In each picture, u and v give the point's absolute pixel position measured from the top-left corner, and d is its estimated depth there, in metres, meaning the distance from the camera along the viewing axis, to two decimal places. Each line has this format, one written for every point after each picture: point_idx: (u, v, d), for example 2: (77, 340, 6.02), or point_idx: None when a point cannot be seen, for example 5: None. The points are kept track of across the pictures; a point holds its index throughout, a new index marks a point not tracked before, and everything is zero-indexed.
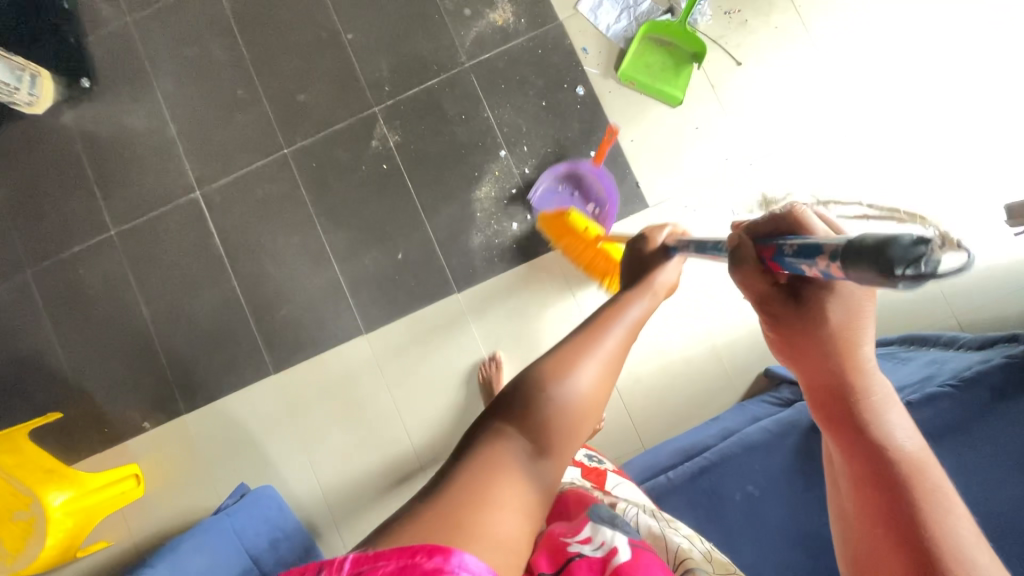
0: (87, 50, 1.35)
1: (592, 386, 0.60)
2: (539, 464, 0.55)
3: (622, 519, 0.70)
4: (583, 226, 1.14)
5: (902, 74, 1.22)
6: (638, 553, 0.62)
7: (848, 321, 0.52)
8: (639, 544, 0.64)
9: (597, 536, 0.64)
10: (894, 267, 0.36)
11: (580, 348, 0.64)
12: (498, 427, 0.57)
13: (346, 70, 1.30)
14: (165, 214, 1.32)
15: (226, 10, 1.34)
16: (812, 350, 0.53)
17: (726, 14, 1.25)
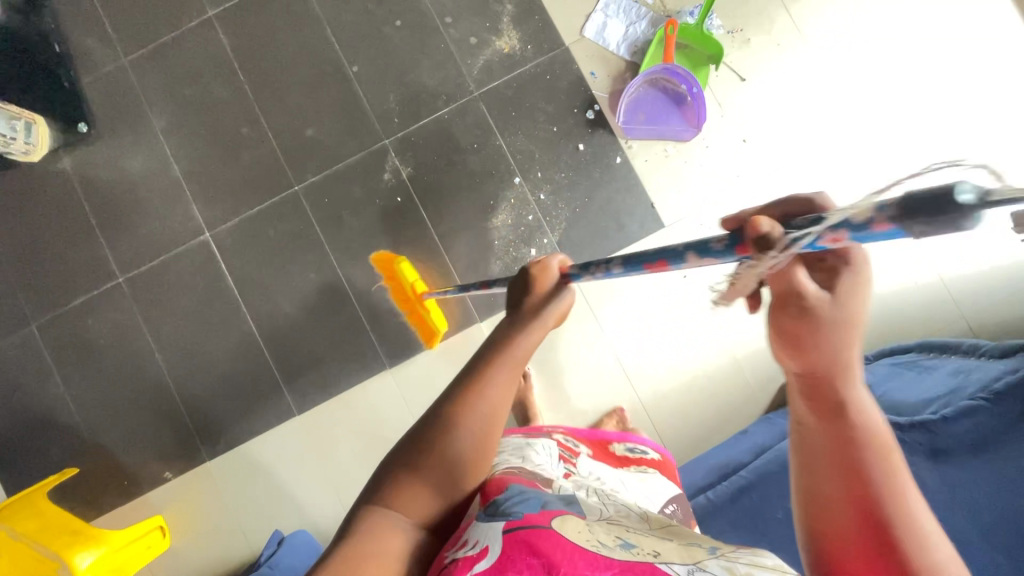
0: (82, 94, 1.31)
1: (477, 438, 0.59)
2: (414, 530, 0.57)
3: (518, 500, 0.58)
4: (410, 277, 1.20)
5: (898, 87, 1.27)
6: (511, 545, 0.52)
7: (856, 309, 0.43)
8: (523, 531, 0.53)
9: (471, 536, 0.54)
10: (967, 200, 0.30)
11: (461, 409, 0.59)
12: (375, 509, 0.56)
13: (353, 103, 1.29)
14: (174, 258, 1.30)
15: (226, 48, 1.31)
16: (815, 337, 0.44)
17: (730, 33, 1.26)
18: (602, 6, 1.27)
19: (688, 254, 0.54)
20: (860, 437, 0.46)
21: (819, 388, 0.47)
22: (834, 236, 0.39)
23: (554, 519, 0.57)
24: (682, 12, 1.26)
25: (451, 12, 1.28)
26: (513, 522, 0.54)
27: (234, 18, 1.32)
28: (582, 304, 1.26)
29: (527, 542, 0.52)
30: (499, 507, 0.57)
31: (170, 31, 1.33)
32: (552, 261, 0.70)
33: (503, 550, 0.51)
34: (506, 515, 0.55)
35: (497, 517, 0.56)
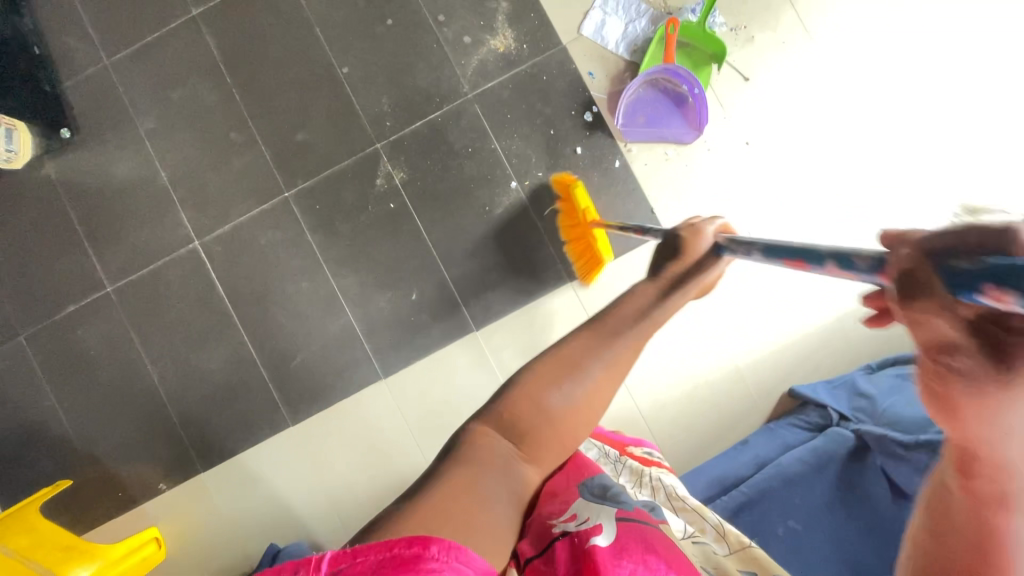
0: (64, 99, 1.28)
1: (593, 391, 0.53)
2: (519, 469, 0.54)
3: (620, 492, 0.64)
4: (584, 205, 1.14)
5: (908, 85, 1.23)
6: (629, 534, 0.57)
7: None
8: (637, 525, 0.58)
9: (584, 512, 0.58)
10: None
11: (591, 356, 0.53)
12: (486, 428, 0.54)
13: (344, 106, 1.25)
14: (164, 267, 1.27)
15: (212, 48, 1.27)
16: (989, 411, 0.34)
17: (733, 31, 1.21)
18: (600, 3, 1.22)
19: (829, 261, 0.54)
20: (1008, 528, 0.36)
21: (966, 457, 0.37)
22: (998, 296, 0.30)
23: (658, 521, 0.62)
24: (683, 9, 1.21)
25: (444, 10, 1.24)
26: (624, 512, 0.60)
27: (220, 17, 1.27)
28: (580, 312, 1.22)
29: (643, 537, 0.57)
30: (608, 494, 0.62)
31: (153, 31, 1.28)
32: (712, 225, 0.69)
33: (619, 535, 0.56)
34: (618, 504, 0.61)
35: (608, 501, 0.61)
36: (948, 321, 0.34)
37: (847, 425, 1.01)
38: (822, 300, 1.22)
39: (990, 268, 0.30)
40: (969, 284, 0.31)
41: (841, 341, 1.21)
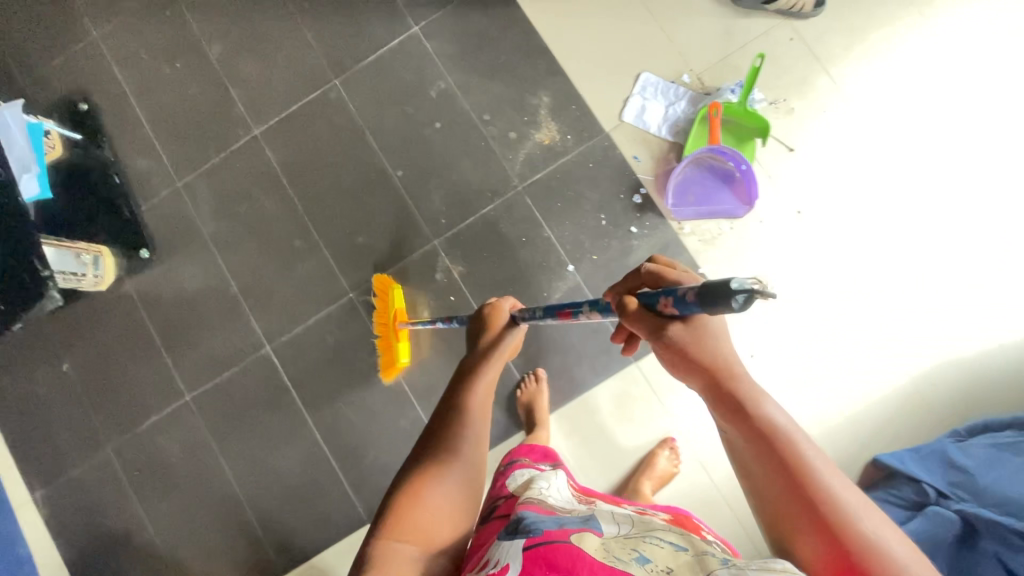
0: (142, 222, 1.37)
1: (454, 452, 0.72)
2: (423, 559, 0.61)
3: (539, 521, 0.60)
4: (398, 304, 1.21)
5: (954, 142, 1.24)
6: (532, 562, 0.54)
7: (713, 342, 0.62)
8: (542, 548, 0.55)
9: (493, 558, 0.56)
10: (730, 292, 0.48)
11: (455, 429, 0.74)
12: (395, 524, 0.62)
13: (400, 207, 1.31)
14: (238, 373, 1.32)
15: (274, 163, 1.36)
16: (695, 358, 0.61)
17: (772, 104, 1.24)
18: (639, 90, 1.27)
19: (586, 307, 0.75)
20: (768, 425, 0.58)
21: (720, 397, 0.61)
22: (666, 303, 0.58)
23: (574, 534, 0.59)
24: (723, 88, 1.23)
25: (489, 109, 1.30)
26: (533, 541, 0.56)
27: (279, 134, 1.36)
28: (648, 391, 1.23)
29: (547, 558, 0.54)
30: (520, 526, 0.59)
31: (219, 152, 1.37)
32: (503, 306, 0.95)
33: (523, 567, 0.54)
34: (527, 533, 0.58)
35: (517, 535, 0.58)
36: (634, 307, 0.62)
37: (948, 505, 0.97)
38: (895, 364, 1.18)
39: (664, 293, 0.59)
40: (655, 297, 0.60)
41: (921, 406, 1.17)
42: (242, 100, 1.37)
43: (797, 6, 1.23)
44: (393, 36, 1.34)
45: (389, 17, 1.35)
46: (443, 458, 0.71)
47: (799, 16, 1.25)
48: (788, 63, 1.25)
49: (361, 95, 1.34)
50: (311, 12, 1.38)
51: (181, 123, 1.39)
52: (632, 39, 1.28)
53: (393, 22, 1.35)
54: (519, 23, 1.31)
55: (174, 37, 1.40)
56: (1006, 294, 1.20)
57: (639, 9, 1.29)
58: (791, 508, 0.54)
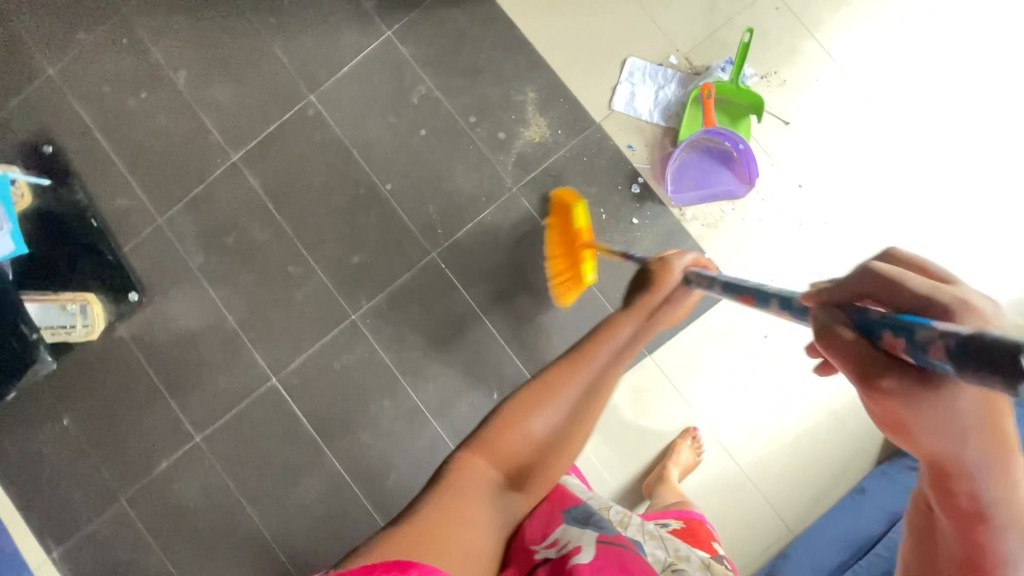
0: (126, 264, 1.31)
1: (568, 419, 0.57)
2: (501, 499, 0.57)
3: (604, 519, 0.66)
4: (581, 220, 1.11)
5: (949, 98, 1.22)
6: (606, 556, 0.59)
7: (987, 433, 0.34)
8: (616, 548, 0.61)
9: (564, 536, 0.61)
10: None
11: (572, 380, 0.58)
12: (478, 453, 0.56)
13: (393, 221, 1.27)
14: (247, 408, 1.29)
15: (257, 189, 1.30)
16: (918, 431, 0.36)
17: (764, 78, 1.21)
18: (627, 76, 1.23)
19: (774, 302, 0.63)
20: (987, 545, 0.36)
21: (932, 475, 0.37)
22: (895, 340, 0.36)
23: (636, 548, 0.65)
24: (713, 66, 1.21)
25: (474, 111, 1.26)
26: (604, 535, 0.62)
27: (259, 157, 1.31)
28: (666, 385, 1.22)
29: (620, 559, 0.59)
30: (589, 518, 0.65)
31: (198, 182, 1.32)
32: (680, 261, 0.76)
33: (597, 556, 0.59)
34: (598, 527, 0.63)
35: (589, 525, 0.63)
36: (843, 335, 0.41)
37: None
38: None
39: (894, 320, 0.37)
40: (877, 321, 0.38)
41: None
42: (216, 126, 1.32)
43: None
44: (366, 43, 1.29)
45: (359, 23, 1.29)
46: (549, 406, 0.57)
47: None
48: (775, 34, 1.22)
49: (340, 108, 1.29)
50: (276, 26, 1.31)
51: (154, 156, 1.33)
52: (614, 24, 1.24)
53: (364, 28, 1.29)
54: (495, 17, 1.26)
55: (135, 66, 1.33)
56: (1013, 247, 1.19)
57: None
58: None
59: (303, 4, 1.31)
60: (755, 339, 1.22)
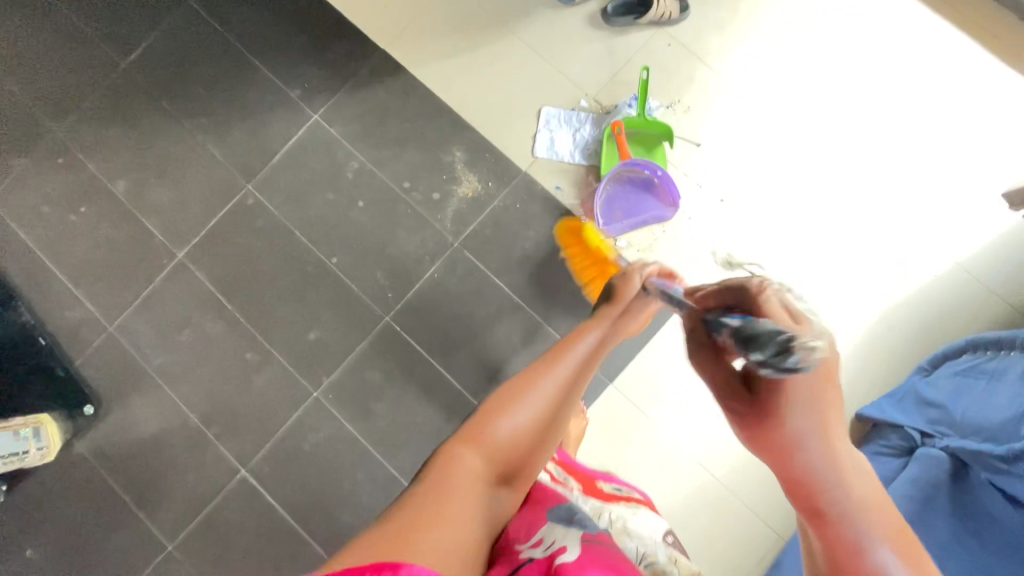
0: (80, 379, 1.29)
1: (540, 413, 0.68)
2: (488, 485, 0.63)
3: (585, 517, 0.74)
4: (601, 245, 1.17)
5: (841, 103, 1.33)
6: (588, 548, 0.65)
7: (799, 395, 0.55)
8: (593, 541, 0.67)
9: (548, 538, 0.66)
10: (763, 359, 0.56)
11: (545, 378, 0.71)
12: (461, 447, 0.64)
13: (344, 293, 1.29)
14: (219, 506, 1.25)
15: (206, 282, 1.32)
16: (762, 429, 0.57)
17: (670, 107, 1.31)
18: (544, 124, 1.31)
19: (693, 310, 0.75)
20: (847, 527, 0.51)
21: (799, 491, 0.54)
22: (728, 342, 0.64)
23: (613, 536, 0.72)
24: (620, 104, 1.30)
25: (407, 176, 1.31)
26: (588, 533, 0.69)
27: (204, 251, 1.33)
28: (633, 411, 1.23)
29: (602, 553, 0.65)
30: (571, 519, 0.72)
31: (147, 285, 1.33)
32: (648, 267, 0.90)
33: (581, 551, 0.64)
34: (581, 527, 0.70)
35: (572, 525, 0.70)
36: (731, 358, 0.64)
37: (935, 444, 0.98)
38: (849, 318, 1.24)
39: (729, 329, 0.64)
40: (725, 324, 0.65)
41: (884, 351, 1.22)
42: (159, 228, 1.34)
43: (665, 14, 1.30)
44: (296, 130, 1.35)
45: (287, 113, 1.35)
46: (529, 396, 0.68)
47: (670, 22, 1.31)
48: (671, 67, 1.32)
49: (279, 193, 1.33)
50: (208, 125, 1.37)
51: (100, 267, 1.34)
52: (525, 79, 1.33)
53: (292, 116, 1.35)
54: (415, 89, 1.34)
55: (73, 182, 1.37)
56: (926, 228, 1.27)
57: (524, 50, 1.34)
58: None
59: (231, 102, 1.37)
60: None
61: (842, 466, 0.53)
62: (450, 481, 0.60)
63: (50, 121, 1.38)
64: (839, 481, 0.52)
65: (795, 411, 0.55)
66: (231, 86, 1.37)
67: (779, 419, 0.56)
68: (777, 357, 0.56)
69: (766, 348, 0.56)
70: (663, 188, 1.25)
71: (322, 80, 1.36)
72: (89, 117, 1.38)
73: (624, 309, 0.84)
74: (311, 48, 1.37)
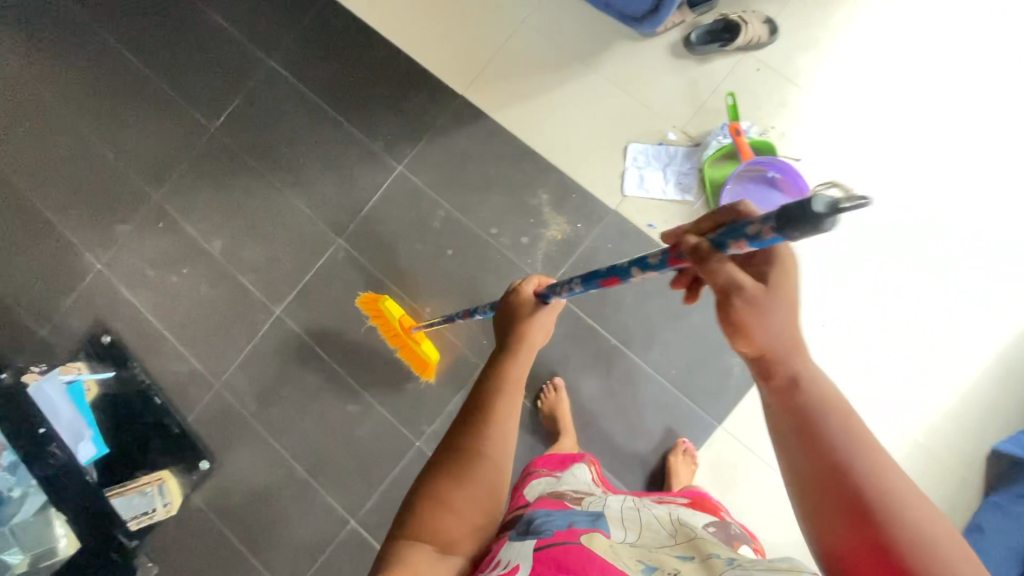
0: (192, 434, 1.35)
1: (488, 466, 0.68)
2: (450, 557, 0.64)
3: (549, 521, 0.66)
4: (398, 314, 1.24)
5: (948, 116, 1.25)
6: (541, 561, 0.57)
7: (784, 287, 0.54)
8: (550, 549, 0.59)
9: (505, 558, 0.61)
10: (821, 212, 0.43)
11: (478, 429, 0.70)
12: (408, 540, 0.63)
13: (439, 342, 1.31)
14: (330, 556, 1.28)
15: (304, 336, 1.36)
16: (758, 320, 0.53)
17: (764, 134, 1.26)
18: (632, 162, 1.28)
19: (633, 269, 0.71)
20: (813, 404, 0.52)
21: (765, 370, 0.55)
22: (737, 244, 0.52)
23: (583, 535, 0.62)
24: (711, 134, 1.26)
25: (494, 222, 1.31)
26: (543, 542, 0.60)
27: (301, 305, 1.37)
28: (745, 454, 1.19)
29: (555, 559, 0.57)
30: (531, 528, 0.65)
31: (247, 341, 1.37)
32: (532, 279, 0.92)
33: (531, 567, 0.57)
34: (538, 535, 0.63)
35: (529, 536, 0.63)
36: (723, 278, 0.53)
37: None
38: (970, 348, 1.18)
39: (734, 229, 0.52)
40: (726, 239, 0.53)
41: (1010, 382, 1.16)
42: (256, 284, 1.39)
43: (754, 38, 1.25)
44: (381, 182, 1.37)
45: (371, 165, 1.38)
46: (464, 456, 0.68)
47: (758, 46, 1.27)
48: (762, 92, 1.27)
49: (368, 245, 1.35)
50: (295, 182, 1.40)
51: (204, 325, 1.39)
52: (607, 116, 1.31)
53: (376, 168, 1.37)
54: (496, 133, 1.34)
55: (174, 245, 1.42)
56: None
57: (605, 85, 1.32)
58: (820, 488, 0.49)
59: (316, 158, 1.40)
60: None
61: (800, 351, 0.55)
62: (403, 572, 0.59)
63: (149, 186, 1.44)
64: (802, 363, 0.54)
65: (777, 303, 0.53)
66: (315, 142, 1.41)
67: (771, 312, 0.53)
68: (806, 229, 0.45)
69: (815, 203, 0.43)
70: (788, 183, 1.20)
71: (403, 131, 1.37)
72: (185, 180, 1.44)
73: (534, 323, 0.84)
74: (390, 99, 1.38)
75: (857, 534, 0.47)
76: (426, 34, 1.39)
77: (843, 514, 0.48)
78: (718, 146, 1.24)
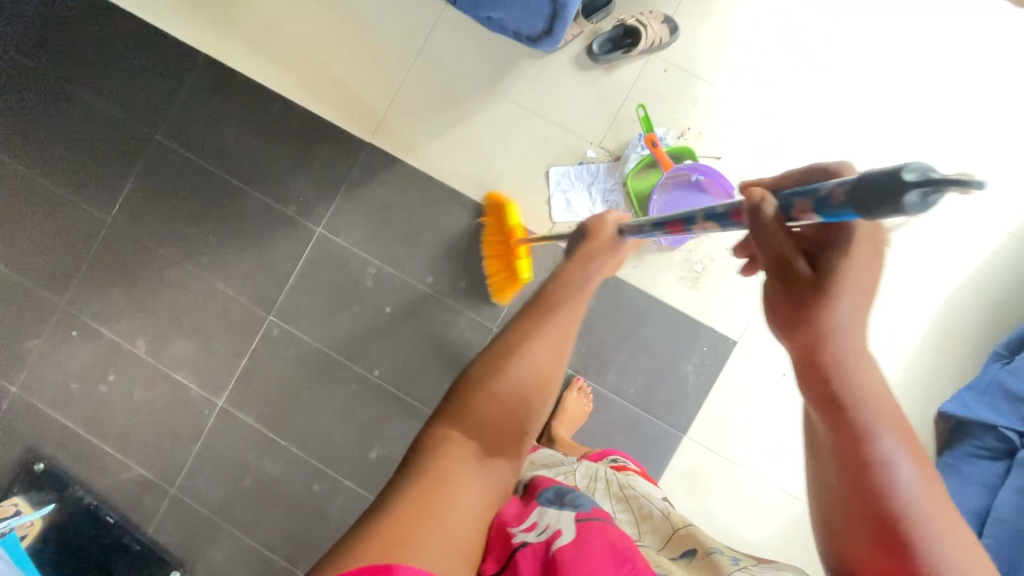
0: (156, 546, 1.28)
1: (524, 386, 0.61)
2: (487, 470, 0.56)
3: (579, 495, 0.63)
4: (513, 219, 1.19)
5: (858, 92, 1.24)
6: (587, 529, 0.56)
7: (856, 274, 0.48)
8: (593, 518, 0.58)
9: (542, 520, 0.58)
10: (906, 182, 0.37)
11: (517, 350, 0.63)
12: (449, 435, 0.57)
13: (395, 403, 1.27)
14: None
15: (255, 424, 1.29)
16: (797, 314, 0.50)
17: (681, 138, 1.24)
18: (556, 186, 1.25)
19: (697, 219, 0.68)
20: (868, 431, 0.46)
21: (808, 374, 0.49)
22: (804, 209, 0.48)
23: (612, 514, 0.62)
24: (630, 146, 1.23)
25: (429, 270, 1.27)
26: (582, 512, 0.59)
27: (244, 392, 1.30)
28: (713, 459, 1.21)
29: (602, 529, 0.56)
30: (564, 499, 0.61)
31: (196, 439, 1.30)
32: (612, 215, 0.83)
33: (578, 531, 0.55)
34: (575, 505, 0.60)
35: (565, 505, 0.60)
36: (784, 250, 0.49)
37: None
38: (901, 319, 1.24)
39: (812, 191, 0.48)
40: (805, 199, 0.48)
41: (941, 347, 1.23)
42: (193, 379, 1.31)
43: (656, 41, 1.21)
44: (303, 249, 1.29)
45: (289, 233, 1.29)
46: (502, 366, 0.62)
47: (662, 47, 1.23)
48: (673, 94, 1.24)
49: (303, 317, 1.29)
50: (211, 263, 1.31)
51: (145, 432, 1.31)
52: (524, 142, 1.26)
53: (295, 235, 1.29)
54: (414, 178, 1.28)
55: (94, 352, 1.32)
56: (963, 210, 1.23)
57: (516, 110, 1.26)
58: (856, 516, 0.45)
59: (229, 234, 1.31)
60: (776, 379, 1.21)
61: (865, 362, 0.48)
62: (438, 472, 0.53)
63: (50, 295, 1.33)
64: (861, 372, 0.47)
65: (843, 292, 0.48)
66: (225, 217, 1.31)
67: (830, 305, 0.48)
68: (876, 210, 0.41)
69: (907, 172, 0.38)
70: (714, 182, 1.19)
71: (315, 190, 1.29)
72: (90, 282, 1.33)
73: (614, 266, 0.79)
74: (296, 158, 1.30)
75: (878, 549, 0.44)
76: (319, 83, 1.30)
77: (874, 536, 0.45)
78: (635, 162, 1.21)
